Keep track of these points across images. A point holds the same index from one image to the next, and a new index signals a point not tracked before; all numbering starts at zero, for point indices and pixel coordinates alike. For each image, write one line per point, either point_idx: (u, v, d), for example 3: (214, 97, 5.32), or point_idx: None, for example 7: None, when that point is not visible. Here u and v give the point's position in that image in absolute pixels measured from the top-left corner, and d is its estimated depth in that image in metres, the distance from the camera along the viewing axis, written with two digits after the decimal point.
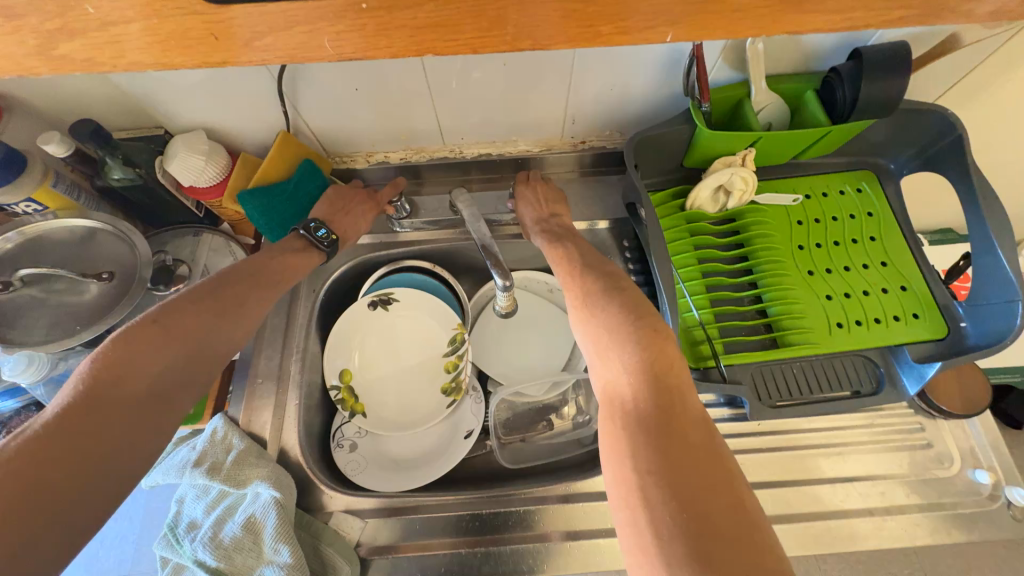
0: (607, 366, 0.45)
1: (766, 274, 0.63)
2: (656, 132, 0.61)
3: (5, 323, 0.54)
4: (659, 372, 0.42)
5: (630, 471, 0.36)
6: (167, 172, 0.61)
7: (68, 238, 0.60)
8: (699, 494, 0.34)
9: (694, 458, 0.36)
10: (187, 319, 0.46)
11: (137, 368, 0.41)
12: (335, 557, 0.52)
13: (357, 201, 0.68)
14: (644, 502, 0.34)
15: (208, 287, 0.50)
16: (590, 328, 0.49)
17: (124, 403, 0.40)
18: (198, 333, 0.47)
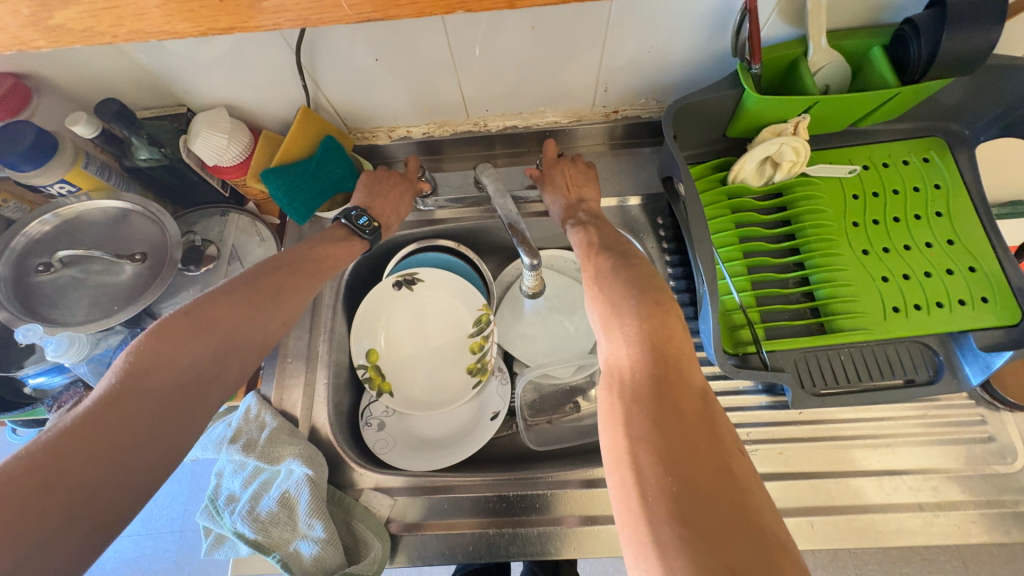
0: (610, 339, 0.43)
1: (815, 253, 0.58)
2: (698, 99, 0.56)
3: (48, 303, 0.56)
4: (658, 342, 0.39)
5: (621, 437, 0.34)
6: (193, 151, 0.60)
7: (102, 220, 0.61)
8: (690, 461, 0.32)
9: (688, 427, 0.33)
10: (219, 310, 0.46)
11: (165, 361, 0.42)
12: (367, 532, 0.53)
13: (391, 183, 0.66)
14: (632, 466, 0.32)
15: (243, 279, 0.50)
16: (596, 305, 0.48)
17: (150, 390, 0.40)
18: (227, 323, 0.46)
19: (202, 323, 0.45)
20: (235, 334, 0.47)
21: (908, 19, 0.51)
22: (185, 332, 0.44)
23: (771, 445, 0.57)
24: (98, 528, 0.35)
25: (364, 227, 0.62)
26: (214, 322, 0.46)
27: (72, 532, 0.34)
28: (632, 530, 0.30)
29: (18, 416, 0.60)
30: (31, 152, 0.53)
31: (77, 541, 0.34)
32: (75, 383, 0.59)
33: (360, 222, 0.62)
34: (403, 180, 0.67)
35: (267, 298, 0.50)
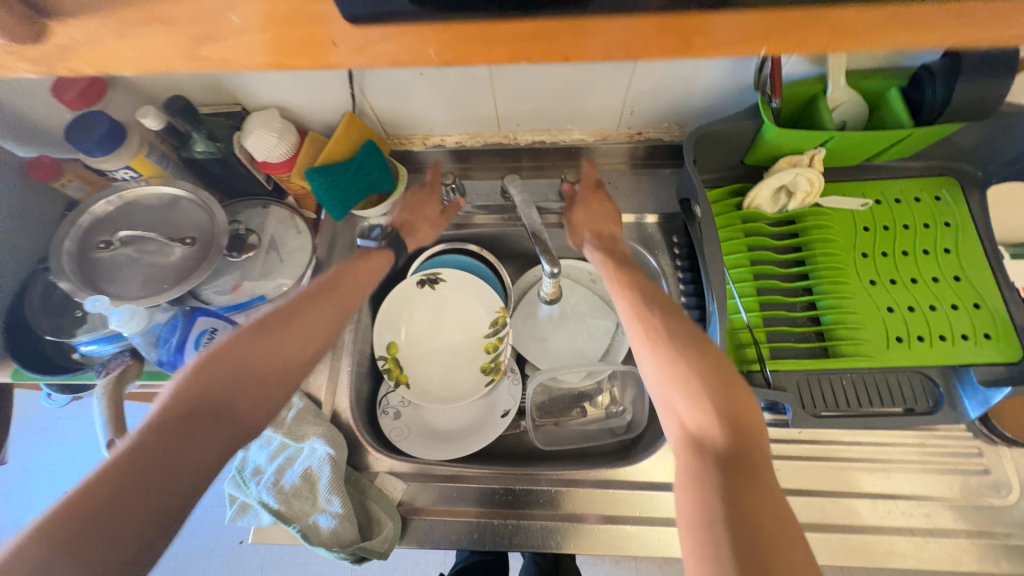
0: (679, 412, 0.45)
1: (823, 280, 0.61)
2: (720, 128, 0.59)
3: (105, 277, 0.61)
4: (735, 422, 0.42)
5: (702, 522, 0.36)
6: (245, 147, 0.65)
7: (158, 205, 0.66)
8: (772, 546, 0.34)
9: (766, 513, 0.36)
10: (271, 341, 0.48)
11: (235, 392, 0.44)
12: (380, 513, 0.56)
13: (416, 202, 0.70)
14: (716, 546, 0.35)
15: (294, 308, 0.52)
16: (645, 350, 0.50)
17: (222, 420, 0.42)
18: (284, 355, 0.48)
19: (272, 332, 0.48)
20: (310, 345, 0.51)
21: (925, 65, 0.53)
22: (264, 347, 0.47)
23: None
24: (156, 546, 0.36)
25: (391, 238, 0.67)
26: (282, 331, 0.49)
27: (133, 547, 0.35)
28: None
29: (67, 379, 0.65)
30: (105, 141, 0.59)
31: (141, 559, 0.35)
32: (123, 352, 0.63)
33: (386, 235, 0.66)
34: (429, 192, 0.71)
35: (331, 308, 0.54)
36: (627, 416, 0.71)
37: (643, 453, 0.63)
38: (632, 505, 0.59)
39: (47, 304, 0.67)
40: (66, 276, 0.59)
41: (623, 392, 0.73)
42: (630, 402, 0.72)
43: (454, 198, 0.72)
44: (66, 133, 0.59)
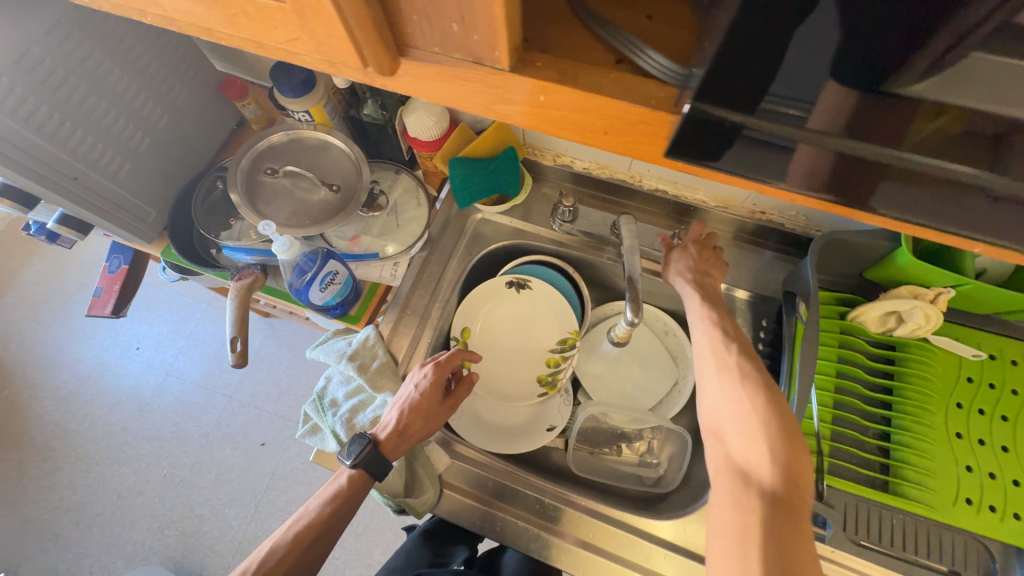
0: (724, 395, 0.53)
1: (906, 415, 0.60)
2: (851, 239, 0.60)
3: (264, 198, 0.70)
4: (784, 433, 0.47)
5: (750, 526, 0.42)
6: (404, 121, 0.72)
7: (318, 148, 0.74)
8: (790, 535, 0.41)
9: (792, 505, 0.43)
10: (326, 511, 0.58)
11: (309, 547, 0.57)
12: (423, 477, 0.63)
13: (423, 405, 0.62)
14: (755, 550, 0.41)
15: (349, 487, 0.59)
16: (716, 382, 0.54)
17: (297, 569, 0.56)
18: (332, 518, 0.58)
19: (302, 541, 0.57)
20: (339, 516, 0.59)
21: None
22: (307, 536, 0.57)
23: None
24: None
25: (366, 469, 0.59)
26: (317, 525, 0.58)
27: None
28: (738, 570, 0.40)
29: (207, 272, 0.76)
30: (298, 87, 0.68)
31: None
32: (253, 264, 0.72)
33: (367, 462, 0.59)
34: (439, 401, 0.64)
35: (346, 507, 0.59)
36: (658, 470, 0.74)
37: (665, 515, 0.65)
38: (641, 554, 0.63)
39: (205, 201, 0.78)
40: (236, 188, 0.68)
41: (661, 446, 0.75)
42: (665, 459, 0.74)
43: (465, 385, 0.66)
44: (272, 70, 0.68)
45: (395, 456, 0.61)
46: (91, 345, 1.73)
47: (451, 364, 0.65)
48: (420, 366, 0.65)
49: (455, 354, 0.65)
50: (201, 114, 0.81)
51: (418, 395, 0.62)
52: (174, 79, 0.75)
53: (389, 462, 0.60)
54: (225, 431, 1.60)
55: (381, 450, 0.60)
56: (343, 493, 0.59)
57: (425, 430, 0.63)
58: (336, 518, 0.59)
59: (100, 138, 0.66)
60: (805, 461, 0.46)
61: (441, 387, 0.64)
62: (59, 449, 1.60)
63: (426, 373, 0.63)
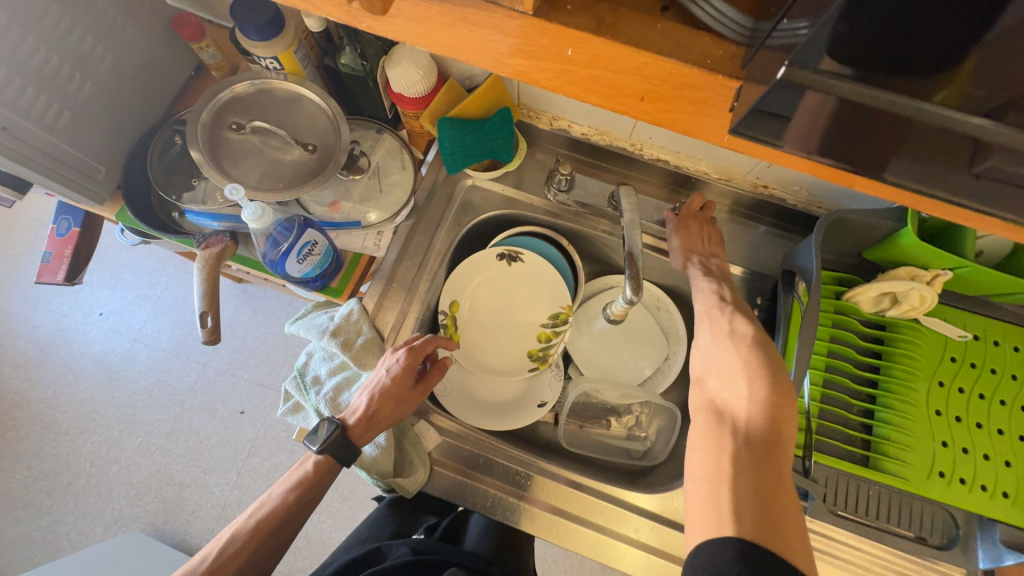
0: (716, 349, 0.53)
1: (890, 394, 0.61)
2: (858, 218, 0.58)
3: (231, 157, 0.62)
4: (774, 379, 0.47)
5: (723, 464, 0.42)
6: (387, 73, 0.65)
7: (290, 101, 0.66)
8: (767, 476, 0.41)
9: (769, 448, 0.43)
10: (292, 494, 0.60)
11: (280, 528, 0.59)
12: (412, 455, 0.61)
13: (394, 390, 0.59)
14: (727, 483, 0.41)
15: (312, 474, 0.61)
16: (710, 342, 0.54)
17: (270, 544, 0.59)
18: (299, 500, 0.60)
19: (267, 524, 0.59)
20: (306, 502, 0.61)
21: None
22: (271, 521, 0.59)
23: None
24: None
25: (332, 453, 0.57)
26: (281, 509, 0.59)
27: None
28: (705, 503, 0.41)
29: (171, 239, 0.69)
30: (265, 28, 0.59)
31: None
32: (223, 232, 0.66)
33: (334, 447, 0.57)
34: (412, 387, 0.61)
35: (312, 490, 0.61)
36: (646, 443, 0.75)
37: (653, 488, 0.66)
38: (629, 525, 0.64)
39: (163, 159, 0.69)
40: (196, 145, 0.61)
41: (650, 419, 0.76)
42: (653, 432, 0.75)
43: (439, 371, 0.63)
44: (232, 7, 0.59)
45: (363, 441, 0.60)
46: (48, 310, 1.63)
47: (425, 349, 0.61)
48: (393, 350, 0.62)
49: (430, 339, 0.62)
50: (153, 57, 0.71)
51: (389, 381, 0.59)
52: (118, 13, 0.65)
53: (358, 448, 0.58)
54: (202, 399, 1.56)
55: (350, 435, 0.58)
56: (309, 478, 0.60)
57: (396, 415, 0.61)
58: (302, 502, 0.60)
59: (31, 80, 0.57)
60: (792, 408, 0.45)
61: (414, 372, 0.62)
62: (22, 418, 1.53)
63: (399, 357, 0.60)
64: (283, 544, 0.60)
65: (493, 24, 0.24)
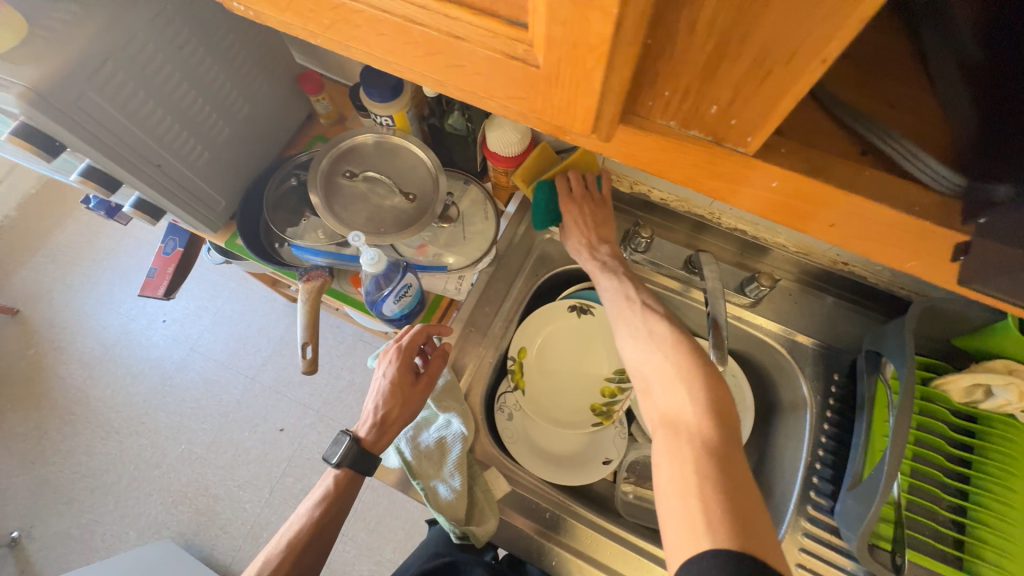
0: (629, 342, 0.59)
1: (986, 492, 0.58)
2: (952, 307, 0.58)
3: (342, 202, 0.68)
4: (704, 376, 0.52)
5: (690, 476, 0.44)
6: (486, 134, 0.71)
7: (397, 154, 0.73)
8: (717, 475, 0.43)
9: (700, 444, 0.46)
10: (318, 513, 0.60)
11: (311, 546, 0.59)
12: (483, 503, 0.60)
13: (396, 390, 0.62)
14: (701, 498, 0.42)
15: (336, 491, 0.61)
16: (638, 355, 0.58)
17: (306, 564, 0.59)
18: (325, 518, 0.60)
19: (298, 544, 0.59)
20: (333, 515, 0.61)
21: None
22: (302, 540, 0.59)
23: None
24: None
25: (349, 463, 0.60)
26: (311, 527, 0.59)
27: None
28: (686, 520, 0.41)
29: (276, 271, 0.75)
30: (386, 93, 0.67)
31: None
32: (323, 267, 0.72)
33: (351, 457, 0.60)
34: (409, 383, 0.63)
35: (337, 505, 0.61)
36: None
37: None
38: None
39: (276, 196, 0.76)
40: (316, 190, 0.67)
41: None
42: None
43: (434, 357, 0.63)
44: (363, 74, 0.67)
45: (381, 448, 0.61)
46: (118, 313, 1.74)
47: (414, 341, 0.64)
48: (387, 351, 0.65)
49: (419, 329, 0.64)
50: (277, 106, 0.79)
51: (388, 380, 0.62)
52: (257, 70, 0.74)
53: (375, 456, 0.61)
54: (245, 413, 1.60)
55: (364, 445, 0.61)
56: (331, 493, 0.60)
57: (404, 415, 0.62)
58: (329, 518, 0.60)
59: (183, 124, 0.65)
60: (728, 409, 0.49)
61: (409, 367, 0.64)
62: (79, 413, 1.61)
63: (391, 360, 0.63)
64: (317, 563, 0.60)
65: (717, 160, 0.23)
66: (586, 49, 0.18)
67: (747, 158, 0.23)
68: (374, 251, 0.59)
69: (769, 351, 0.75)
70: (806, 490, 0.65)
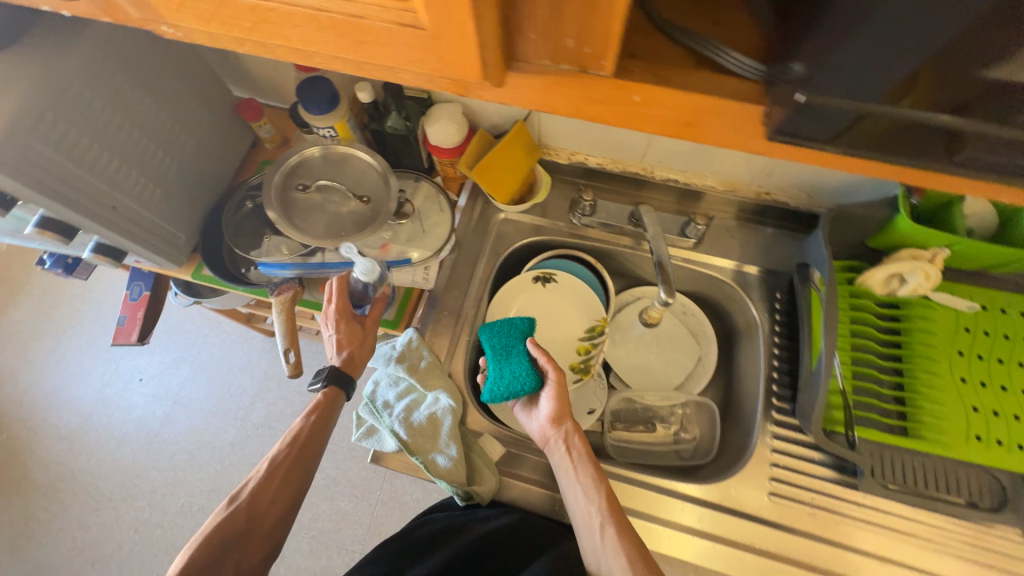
0: (581, 530, 0.58)
1: (916, 367, 0.66)
2: (856, 210, 0.65)
3: (300, 214, 0.72)
4: (633, 542, 0.56)
5: None
6: (427, 130, 0.75)
7: (342, 160, 0.76)
8: None
9: None
10: (316, 414, 0.70)
11: (314, 444, 0.68)
12: (481, 466, 0.65)
13: (347, 331, 0.75)
14: None
15: (329, 399, 0.72)
16: (575, 499, 0.60)
17: (309, 456, 0.68)
18: (322, 419, 0.70)
19: (296, 444, 0.67)
20: (325, 420, 0.71)
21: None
22: (302, 440, 0.68)
23: (830, 512, 0.64)
24: (298, 494, 0.65)
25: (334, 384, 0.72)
26: (309, 429, 0.68)
27: (296, 508, 0.65)
28: None
29: (245, 290, 0.78)
30: (325, 106, 0.71)
31: (294, 507, 0.64)
32: (292, 278, 0.76)
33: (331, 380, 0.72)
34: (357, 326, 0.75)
35: (328, 414, 0.71)
36: (693, 443, 0.78)
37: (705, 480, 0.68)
38: (692, 518, 0.65)
39: (235, 220, 0.78)
40: (272, 206, 0.70)
41: (694, 418, 0.79)
42: (696, 435, 0.78)
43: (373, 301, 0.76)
44: (298, 90, 0.71)
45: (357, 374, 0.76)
46: (91, 380, 1.69)
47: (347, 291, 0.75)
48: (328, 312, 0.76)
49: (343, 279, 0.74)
50: (221, 137, 0.82)
51: (341, 334, 0.74)
52: (197, 105, 0.77)
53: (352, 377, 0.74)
54: (242, 453, 1.59)
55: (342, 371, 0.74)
56: (321, 404, 0.71)
57: (366, 348, 0.76)
58: (318, 430, 0.70)
59: (133, 165, 0.67)
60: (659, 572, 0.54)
61: (353, 315, 0.76)
62: (66, 488, 1.56)
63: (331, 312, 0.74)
64: (317, 459, 0.69)
65: (591, 89, 0.28)
66: (455, 5, 0.22)
67: (609, 78, 0.28)
68: (369, 261, 0.71)
69: (720, 284, 0.82)
70: (770, 398, 0.71)
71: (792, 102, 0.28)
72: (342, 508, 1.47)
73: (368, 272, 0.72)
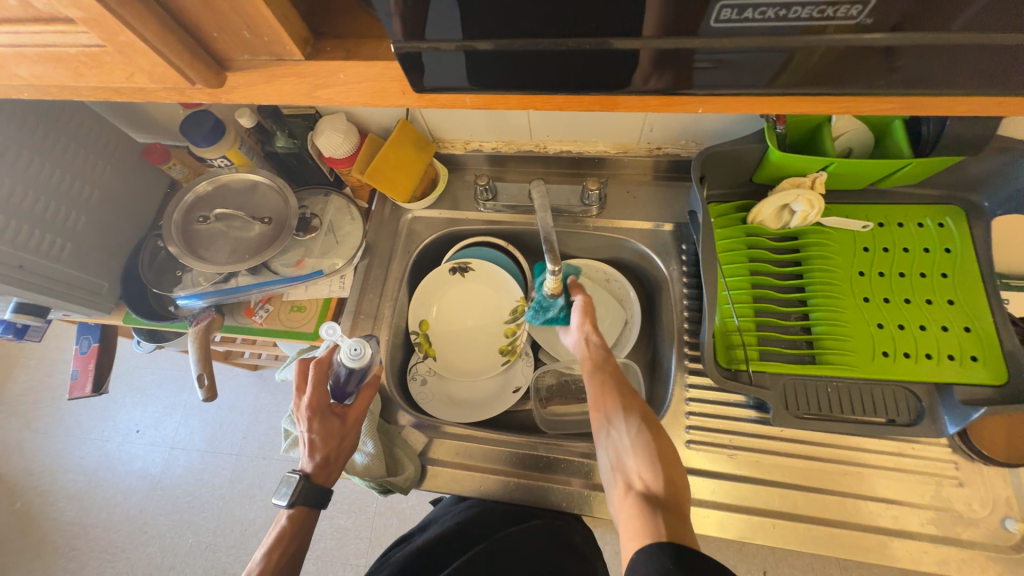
0: (597, 420, 0.59)
1: (818, 294, 0.66)
2: (728, 148, 0.65)
3: (204, 244, 0.74)
4: (650, 425, 0.55)
5: (642, 513, 0.47)
6: (316, 144, 0.77)
7: (242, 187, 0.79)
8: (668, 499, 0.48)
9: (653, 475, 0.51)
10: (284, 543, 0.60)
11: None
12: (403, 458, 0.68)
13: (327, 433, 0.63)
14: (648, 519, 0.46)
15: (299, 525, 0.61)
16: (592, 392, 0.62)
17: None
18: (290, 547, 0.60)
19: None
20: (294, 550, 0.60)
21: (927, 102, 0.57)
22: None
23: (751, 451, 0.64)
24: None
25: (305, 501, 0.61)
26: (272, 564, 0.58)
27: None
28: (632, 537, 0.45)
29: (166, 325, 0.80)
30: (209, 135, 0.72)
31: None
32: (208, 307, 0.78)
33: (304, 495, 0.61)
34: (337, 420, 0.64)
35: (296, 543, 0.61)
36: None
37: None
38: None
39: (153, 262, 0.81)
40: (173, 241, 0.73)
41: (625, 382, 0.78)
42: None
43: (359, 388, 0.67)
44: (182, 126, 0.73)
45: (333, 480, 0.64)
46: (91, 440, 1.75)
47: (324, 381, 0.64)
48: (299, 408, 0.64)
49: (319, 365, 0.64)
50: (130, 185, 0.85)
51: (316, 434, 0.63)
52: (98, 158, 0.80)
53: (326, 490, 0.63)
54: (241, 487, 1.62)
55: (316, 482, 0.62)
56: (285, 532, 0.60)
57: (345, 447, 0.65)
58: (289, 560, 0.59)
59: (38, 226, 0.71)
60: (675, 464, 0.52)
61: (330, 409, 0.65)
62: (82, 547, 1.61)
63: (306, 415, 0.63)
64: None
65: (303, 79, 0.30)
66: None
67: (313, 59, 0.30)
68: (357, 342, 0.64)
69: (631, 245, 0.82)
70: (683, 348, 0.71)
71: (487, 55, 0.29)
72: (342, 525, 1.49)
73: (357, 355, 0.64)
